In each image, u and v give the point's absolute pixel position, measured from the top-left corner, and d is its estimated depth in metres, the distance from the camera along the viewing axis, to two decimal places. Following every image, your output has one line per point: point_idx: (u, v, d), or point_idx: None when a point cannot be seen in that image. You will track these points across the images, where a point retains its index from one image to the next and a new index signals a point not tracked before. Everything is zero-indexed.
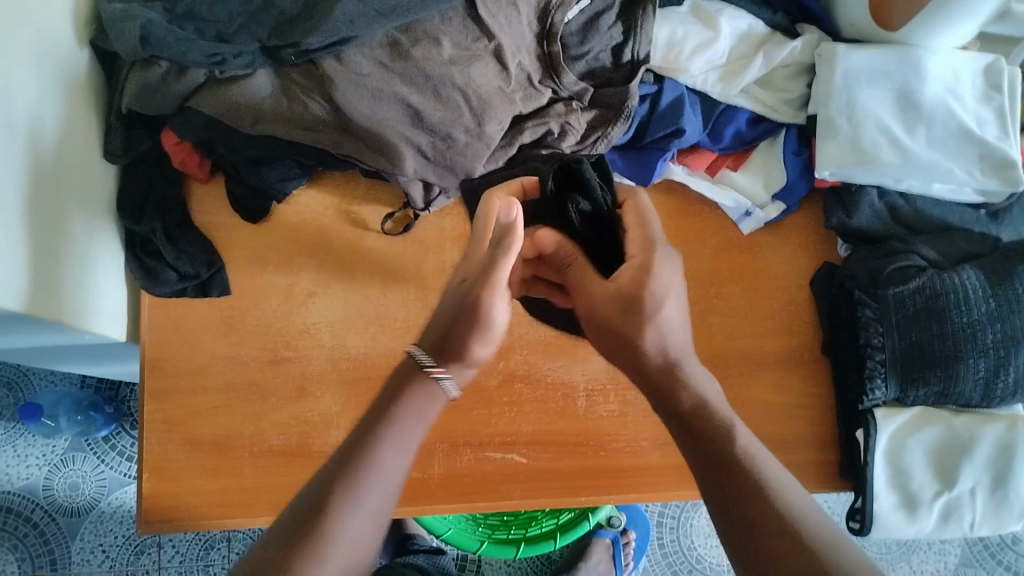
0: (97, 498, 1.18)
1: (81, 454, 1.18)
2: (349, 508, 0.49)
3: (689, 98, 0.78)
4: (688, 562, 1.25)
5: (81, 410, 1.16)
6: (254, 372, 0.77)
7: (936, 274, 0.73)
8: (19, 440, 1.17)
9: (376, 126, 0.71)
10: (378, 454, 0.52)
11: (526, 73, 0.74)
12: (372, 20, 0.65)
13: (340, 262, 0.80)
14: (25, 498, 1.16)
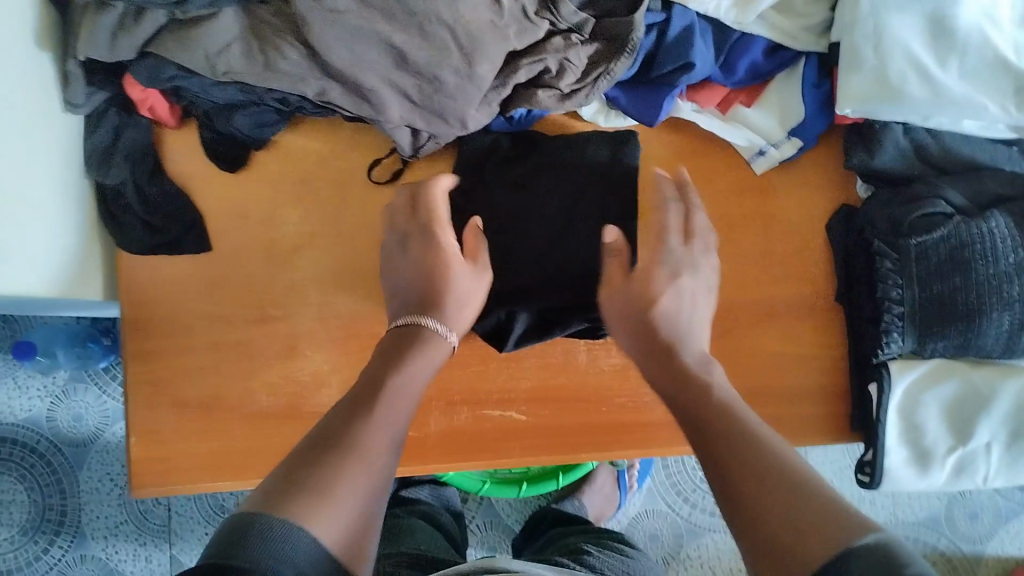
0: (101, 428, 1.16)
1: (82, 385, 1.16)
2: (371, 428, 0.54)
3: (699, 26, 0.71)
4: (692, 481, 1.25)
5: (77, 342, 1.12)
6: (240, 331, 0.73)
7: (964, 222, 0.67)
8: (18, 373, 1.15)
9: (354, 72, 0.66)
10: (391, 385, 0.59)
11: (521, 5, 0.66)
12: None
13: (324, 213, 0.74)
14: (29, 429, 1.15)
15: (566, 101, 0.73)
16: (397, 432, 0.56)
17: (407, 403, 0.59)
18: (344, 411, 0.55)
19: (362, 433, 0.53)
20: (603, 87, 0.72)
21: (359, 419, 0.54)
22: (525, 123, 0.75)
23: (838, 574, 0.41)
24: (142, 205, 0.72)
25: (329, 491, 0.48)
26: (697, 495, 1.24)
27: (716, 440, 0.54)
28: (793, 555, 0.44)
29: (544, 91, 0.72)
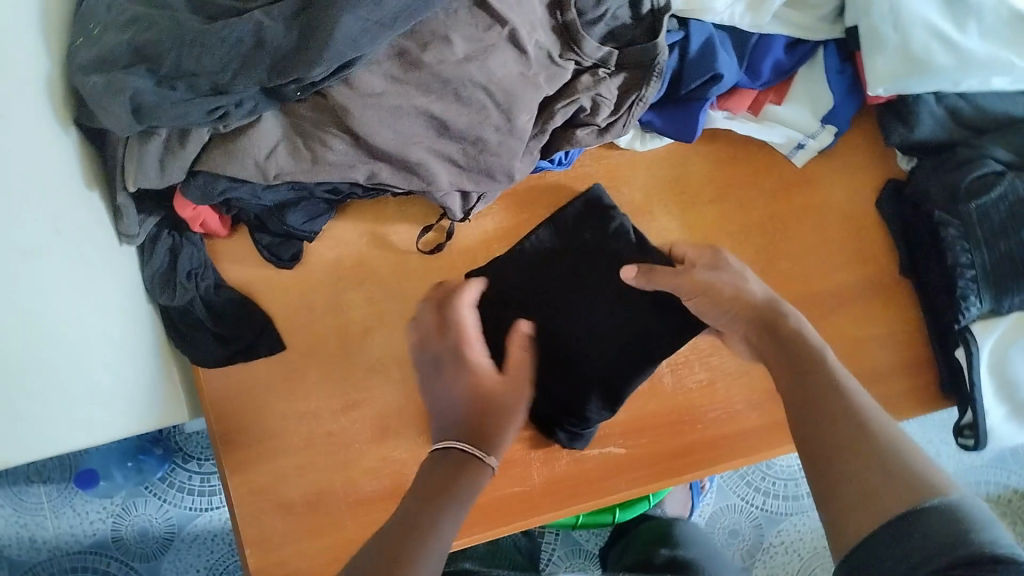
0: (169, 537, 1.10)
1: (141, 498, 1.10)
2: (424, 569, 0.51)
3: (718, 36, 0.73)
4: (760, 471, 1.23)
5: (130, 456, 1.09)
6: (329, 423, 0.73)
7: (1017, 176, 0.69)
8: (73, 500, 1.09)
9: (398, 150, 0.66)
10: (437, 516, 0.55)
11: (545, 50, 0.68)
12: (376, 34, 0.60)
13: (389, 289, 0.74)
14: (98, 553, 1.09)
15: (606, 135, 0.73)
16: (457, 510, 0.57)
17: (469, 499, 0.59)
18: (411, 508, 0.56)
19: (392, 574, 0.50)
20: (636, 114, 0.73)
21: (401, 554, 0.51)
22: (569, 162, 0.76)
23: (888, 543, 0.46)
24: (210, 317, 0.72)
25: None
26: (766, 482, 1.23)
27: (813, 394, 0.57)
28: (845, 521, 0.49)
29: (581, 129, 0.72)
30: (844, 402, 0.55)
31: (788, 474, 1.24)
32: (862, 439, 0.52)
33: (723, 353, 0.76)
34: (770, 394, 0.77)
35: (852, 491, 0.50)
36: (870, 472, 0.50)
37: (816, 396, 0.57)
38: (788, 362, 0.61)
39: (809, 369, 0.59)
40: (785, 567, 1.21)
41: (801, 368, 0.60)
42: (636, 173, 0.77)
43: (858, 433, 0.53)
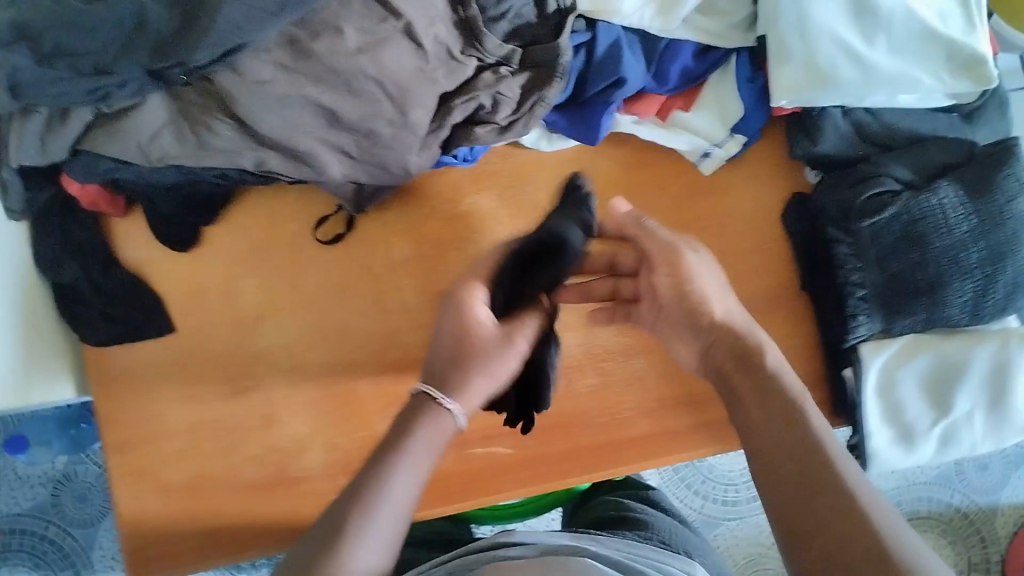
0: (108, 508, 1.09)
1: (82, 466, 1.08)
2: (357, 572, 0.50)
3: (627, 39, 0.72)
4: (699, 473, 1.27)
5: (70, 425, 1.05)
6: (215, 408, 0.74)
7: (912, 196, 0.68)
8: (13, 460, 1.07)
9: (285, 138, 0.66)
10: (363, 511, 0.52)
11: (444, 45, 0.68)
12: (263, 19, 0.60)
13: (285, 276, 0.75)
14: (35, 517, 1.07)
15: (506, 134, 0.72)
16: (411, 479, 0.55)
17: (427, 456, 0.57)
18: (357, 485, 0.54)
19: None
20: (540, 114, 0.72)
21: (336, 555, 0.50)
22: (474, 158, 0.75)
23: None
24: (100, 298, 0.71)
25: None
26: (706, 486, 1.27)
27: (782, 453, 0.54)
28: None
29: (480, 126, 0.71)
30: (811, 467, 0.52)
31: (728, 480, 1.28)
32: (846, 515, 0.49)
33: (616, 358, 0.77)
34: (662, 402, 0.77)
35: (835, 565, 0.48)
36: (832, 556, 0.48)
37: (780, 453, 0.54)
38: (753, 407, 0.57)
39: (783, 417, 0.56)
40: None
41: (763, 408, 0.57)
42: (541, 174, 0.77)
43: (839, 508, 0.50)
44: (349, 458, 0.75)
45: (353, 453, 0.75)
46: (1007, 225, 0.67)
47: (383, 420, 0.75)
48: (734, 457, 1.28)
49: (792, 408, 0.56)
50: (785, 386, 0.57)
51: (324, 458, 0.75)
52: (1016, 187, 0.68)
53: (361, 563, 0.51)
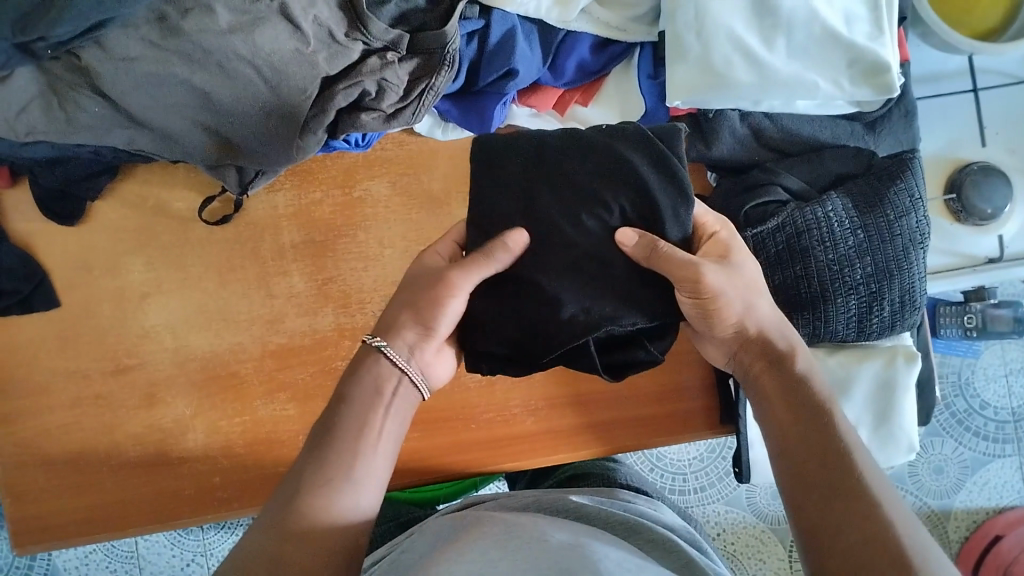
0: None
1: None
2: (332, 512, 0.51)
3: (523, 29, 0.69)
4: (648, 461, 1.25)
5: None
6: (97, 385, 0.74)
7: (798, 207, 0.65)
8: None
9: (151, 117, 0.66)
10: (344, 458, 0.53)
11: (326, 27, 0.65)
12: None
13: (169, 257, 0.75)
14: None
15: (393, 121, 0.72)
16: (385, 455, 0.55)
17: (404, 421, 0.57)
18: (329, 425, 0.55)
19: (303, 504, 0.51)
20: (429, 103, 0.71)
21: (306, 504, 0.51)
22: (368, 144, 0.74)
23: None
24: None
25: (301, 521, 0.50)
26: (654, 475, 1.25)
27: (790, 423, 0.56)
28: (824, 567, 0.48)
29: (366, 113, 0.70)
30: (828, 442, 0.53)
31: (677, 470, 1.25)
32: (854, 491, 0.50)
33: None
34: (550, 402, 0.75)
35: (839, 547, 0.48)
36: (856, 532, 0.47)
37: (799, 428, 0.55)
38: (781, 391, 0.57)
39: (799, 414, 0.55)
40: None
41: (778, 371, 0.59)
42: (436, 162, 0.76)
43: (845, 486, 0.50)
44: (231, 441, 0.74)
45: (235, 436, 0.74)
46: (896, 242, 0.65)
47: (266, 405, 0.75)
48: (683, 446, 1.26)
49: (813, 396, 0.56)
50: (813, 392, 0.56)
51: (206, 439, 0.74)
52: (909, 204, 0.66)
53: (339, 524, 0.51)
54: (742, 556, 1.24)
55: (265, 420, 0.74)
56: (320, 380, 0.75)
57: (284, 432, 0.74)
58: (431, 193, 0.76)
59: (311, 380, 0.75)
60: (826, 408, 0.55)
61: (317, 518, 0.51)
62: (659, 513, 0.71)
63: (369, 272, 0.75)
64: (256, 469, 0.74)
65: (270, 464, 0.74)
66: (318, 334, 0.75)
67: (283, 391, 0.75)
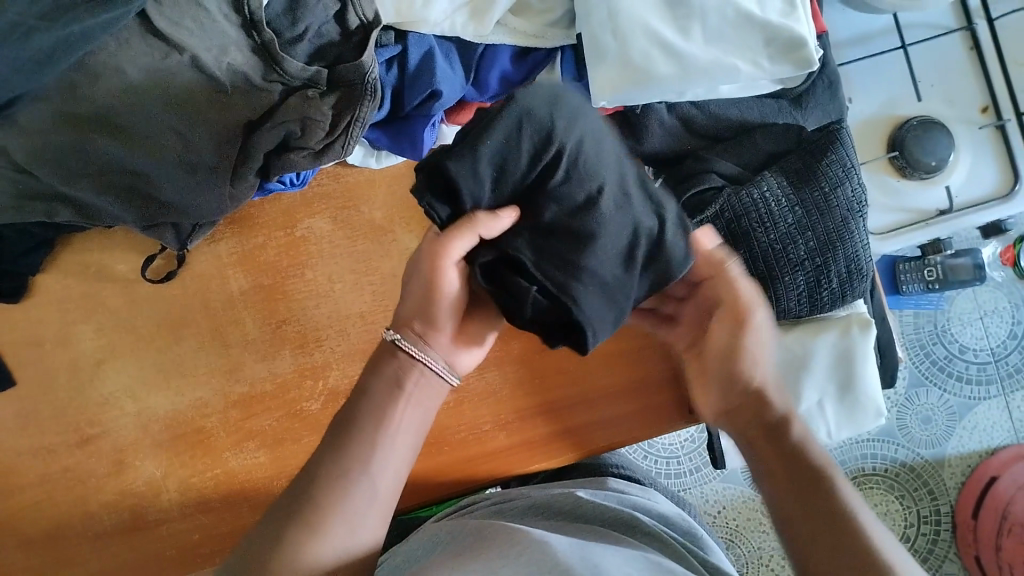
0: None
1: None
2: (337, 513, 0.54)
3: (442, 48, 0.70)
4: (641, 448, 1.25)
5: None
6: (64, 458, 0.74)
7: (734, 192, 0.66)
8: None
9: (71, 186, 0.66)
10: (355, 453, 0.56)
11: (242, 73, 0.65)
12: (32, 71, 0.57)
13: (120, 320, 0.75)
14: None
15: (324, 157, 0.71)
16: (405, 441, 0.59)
17: (427, 398, 0.61)
18: (352, 414, 0.58)
19: (308, 509, 0.54)
20: (358, 134, 0.70)
21: (313, 501, 0.54)
22: (304, 182, 0.74)
23: None
24: None
25: (305, 529, 0.53)
26: (648, 461, 1.25)
27: (787, 478, 0.55)
28: None
29: (295, 152, 0.70)
30: (823, 497, 0.53)
31: (671, 453, 1.25)
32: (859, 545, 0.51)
33: (468, 374, 0.75)
34: (519, 414, 0.75)
35: None
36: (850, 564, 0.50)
37: (796, 480, 0.55)
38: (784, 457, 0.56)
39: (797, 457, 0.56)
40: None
41: (771, 434, 0.57)
42: (376, 192, 0.75)
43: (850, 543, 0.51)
44: (205, 495, 0.74)
45: (209, 490, 0.74)
46: (834, 214, 0.66)
47: (236, 456, 0.74)
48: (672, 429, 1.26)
49: (805, 452, 0.56)
50: (811, 460, 0.56)
51: (180, 497, 0.74)
52: (841, 174, 0.67)
53: (344, 525, 0.54)
54: (745, 531, 1.24)
55: (238, 470, 0.74)
56: (287, 424, 0.74)
57: (257, 480, 0.74)
58: (373, 223, 0.75)
59: (278, 425, 0.74)
60: (830, 480, 0.54)
61: (319, 522, 0.53)
62: (653, 504, 0.71)
63: (323, 310, 0.75)
64: (233, 521, 0.74)
65: (249, 513, 0.74)
66: (278, 378, 0.74)
67: (252, 440, 0.74)
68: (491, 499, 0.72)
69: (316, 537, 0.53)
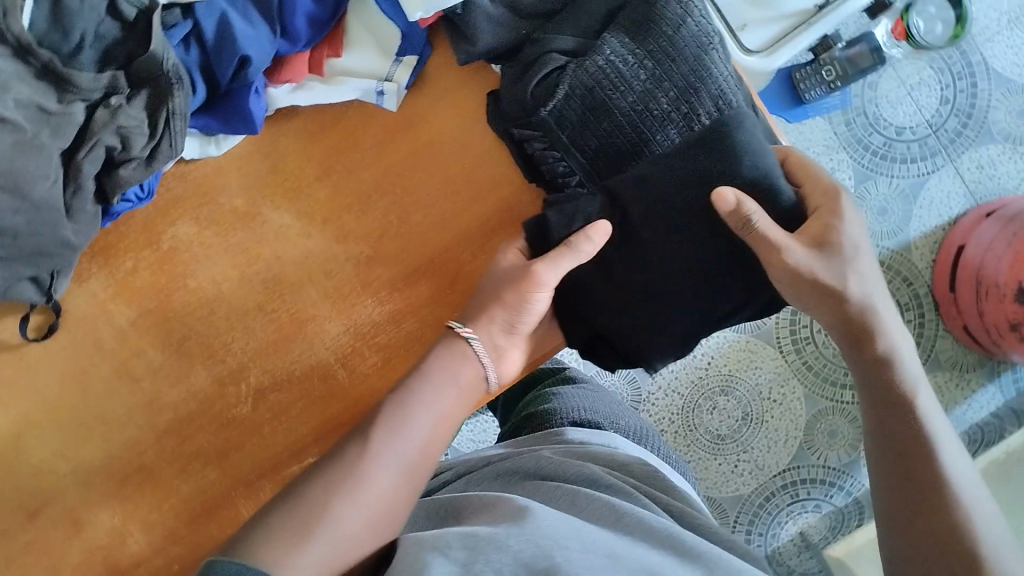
0: None
1: None
2: (364, 489, 0.54)
3: (235, 8, 0.64)
4: None
5: None
6: (20, 537, 0.70)
7: (577, 66, 0.65)
8: None
9: None
10: (392, 428, 0.57)
11: (33, 103, 0.60)
12: None
13: (21, 391, 0.71)
14: None
15: (156, 163, 0.66)
16: (409, 454, 0.57)
17: (433, 420, 0.59)
18: (373, 417, 0.58)
19: (339, 479, 0.54)
20: (181, 126, 0.65)
21: (343, 470, 0.55)
22: (151, 191, 0.70)
23: None
24: None
25: (331, 493, 0.53)
26: None
27: (897, 428, 0.64)
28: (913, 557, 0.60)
29: (123, 167, 0.65)
30: (914, 445, 0.62)
31: None
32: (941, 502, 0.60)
33: None
34: None
35: (927, 546, 0.59)
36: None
37: (898, 434, 0.63)
38: (868, 390, 0.66)
39: (902, 415, 0.64)
40: (669, 409, 1.19)
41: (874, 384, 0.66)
42: (230, 180, 0.72)
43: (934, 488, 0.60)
44: (170, 526, 0.71)
45: (172, 521, 0.71)
46: (685, 55, 0.64)
47: (186, 480, 0.71)
48: None
49: (908, 415, 0.64)
50: (912, 408, 0.64)
51: (147, 538, 0.71)
52: (681, 12, 0.65)
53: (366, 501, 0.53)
54: (739, 371, 1.19)
55: (192, 493, 0.71)
56: (223, 435, 0.71)
57: (215, 497, 0.71)
58: (236, 210, 0.72)
59: (216, 440, 0.71)
60: (928, 446, 0.62)
61: (345, 491, 0.53)
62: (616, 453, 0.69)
63: (219, 311, 0.71)
64: (205, 542, 0.71)
65: (218, 530, 0.71)
66: (201, 392, 0.71)
67: (196, 461, 0.71)
68: (457, 471, 0.71)
69: (306, 533, 0.51)
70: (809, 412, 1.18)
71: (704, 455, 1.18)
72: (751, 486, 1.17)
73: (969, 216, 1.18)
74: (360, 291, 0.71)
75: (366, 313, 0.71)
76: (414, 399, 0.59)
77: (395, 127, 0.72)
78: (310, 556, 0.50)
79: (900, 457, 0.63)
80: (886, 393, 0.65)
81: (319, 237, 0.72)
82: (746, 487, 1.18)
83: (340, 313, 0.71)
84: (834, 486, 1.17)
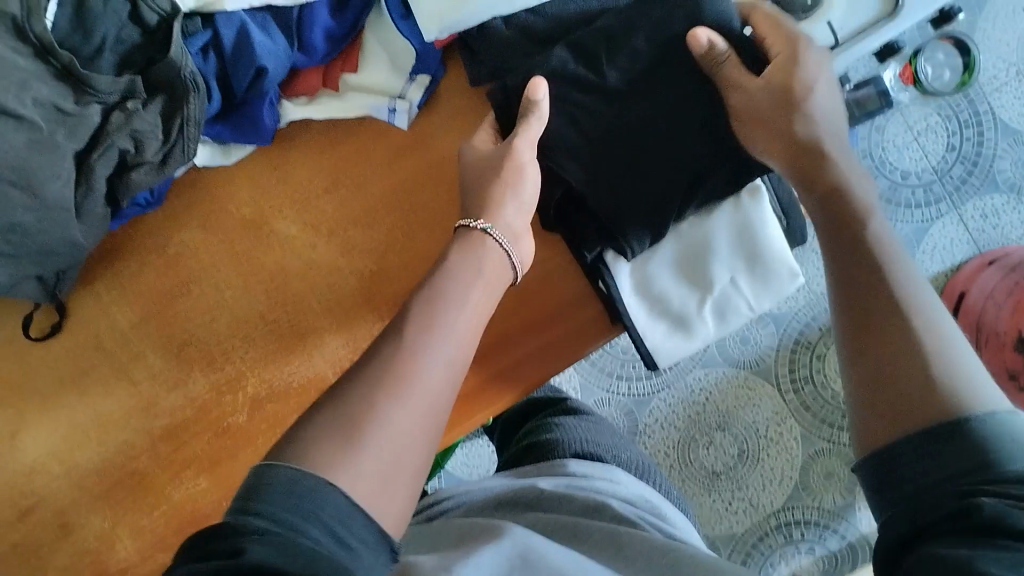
0: None
1: None
2: (414, 390, 0.50)
3: (255, 20, 0.65)
4: (615, 357, 1.21)
5: None
6: (9, 535, 0.71)
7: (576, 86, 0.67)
8: None
9: None
10: (430, 321, 0.54)
11: (51, 103, 0.60)
12: None
13: (19, 388, 0.72)
14: None
15: (168, 168, 0.67)
16: (451, 353, 0.53)
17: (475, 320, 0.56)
18: (408, 314, 0.54)
19: (384, 372, 0.50)
20: (194, 133, 0.66)
21: (385, 366, 0.51)
22: (160, 197, 0.71)
23: (960, 438, 0.48)
24: None
25: (377, 388, 0.50)
26: (627, 369, 1.21)
27: (846, 241, 0.60)
28: (902, 414, 0.51)
29: (136, 171, 0.66)
30: (880, 300, 0.56)
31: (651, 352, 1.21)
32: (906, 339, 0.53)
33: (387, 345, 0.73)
34: None
35: (899, 385, 0.52)
36: (944, 421, 0.49)
37: (857, 263, 0.59)
38: (832, 248, 0.61)
39: (849, 230, 0.60)
40: (665, 442, 1.20)
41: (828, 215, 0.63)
42: (239, 191, 0.73)
43: (906, 344, 0.53)
44: (159, 534, 0.71)
45: (161, 528, 0.71)
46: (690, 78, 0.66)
47: (178, 487, 0.71)
48: None
49: (854, 226, 0.61)
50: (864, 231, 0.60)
51: (135, 543, 0.71)
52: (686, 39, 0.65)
53: (420, 389, 0.50)
54: (737, 408, 1.19)
55: (183, 501, 0.71)
56: (218, 443, 0.71)
57: (206, 505, 0.71)
58: (244, 219, 0.73)
59: (211, 447, 0.71)
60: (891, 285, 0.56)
61: (391, 387, 0.50)
62: (617, 487, 0.70)
63: (220, 318, 0.72)
64: None
65: None
66: (198, 399, 0.71)
67: (189, 468, 0.71)
68: (459, 499, 0.72)
69: (353, 442, 0.47)
70: (806, 451, 1.17)
71: (699, 490, 1.18)
72: (744, 524, 1.16)
73: (969, 263, 1.17)
74: (362, 306, 0.72)
75: (367, 329, 0.71)
76: (443, 298, 0.56)
77: (406, 145, 0.72)
78: (361, 468, 0.46)
79: (866, 311, 0.56)
80: (840, 215, 0.62)
81: (324, 249, 0.72)
82: (740, 526, 1.17)
83: (341, 326, 0.72)
84: (827, 529, 1.15)
